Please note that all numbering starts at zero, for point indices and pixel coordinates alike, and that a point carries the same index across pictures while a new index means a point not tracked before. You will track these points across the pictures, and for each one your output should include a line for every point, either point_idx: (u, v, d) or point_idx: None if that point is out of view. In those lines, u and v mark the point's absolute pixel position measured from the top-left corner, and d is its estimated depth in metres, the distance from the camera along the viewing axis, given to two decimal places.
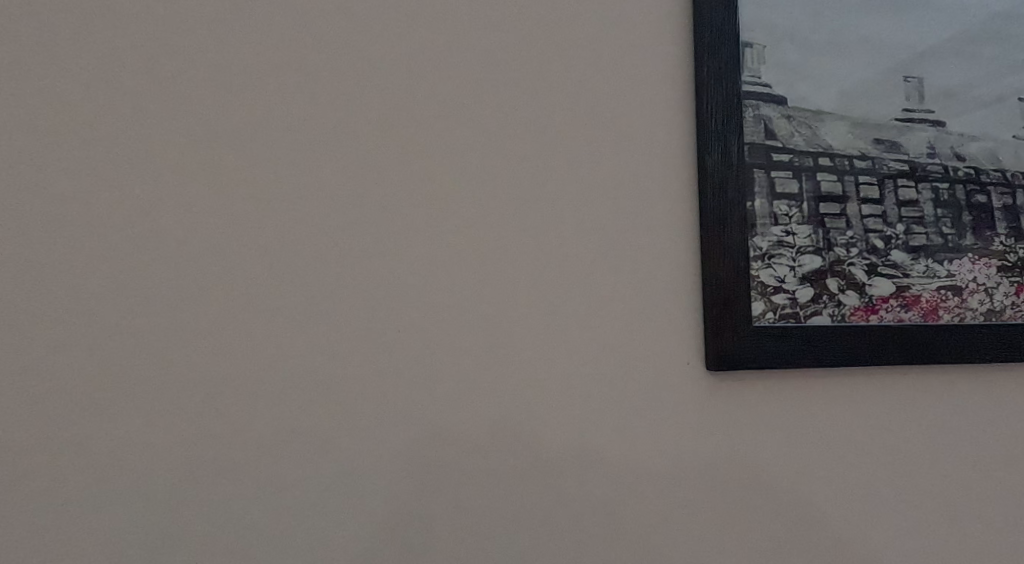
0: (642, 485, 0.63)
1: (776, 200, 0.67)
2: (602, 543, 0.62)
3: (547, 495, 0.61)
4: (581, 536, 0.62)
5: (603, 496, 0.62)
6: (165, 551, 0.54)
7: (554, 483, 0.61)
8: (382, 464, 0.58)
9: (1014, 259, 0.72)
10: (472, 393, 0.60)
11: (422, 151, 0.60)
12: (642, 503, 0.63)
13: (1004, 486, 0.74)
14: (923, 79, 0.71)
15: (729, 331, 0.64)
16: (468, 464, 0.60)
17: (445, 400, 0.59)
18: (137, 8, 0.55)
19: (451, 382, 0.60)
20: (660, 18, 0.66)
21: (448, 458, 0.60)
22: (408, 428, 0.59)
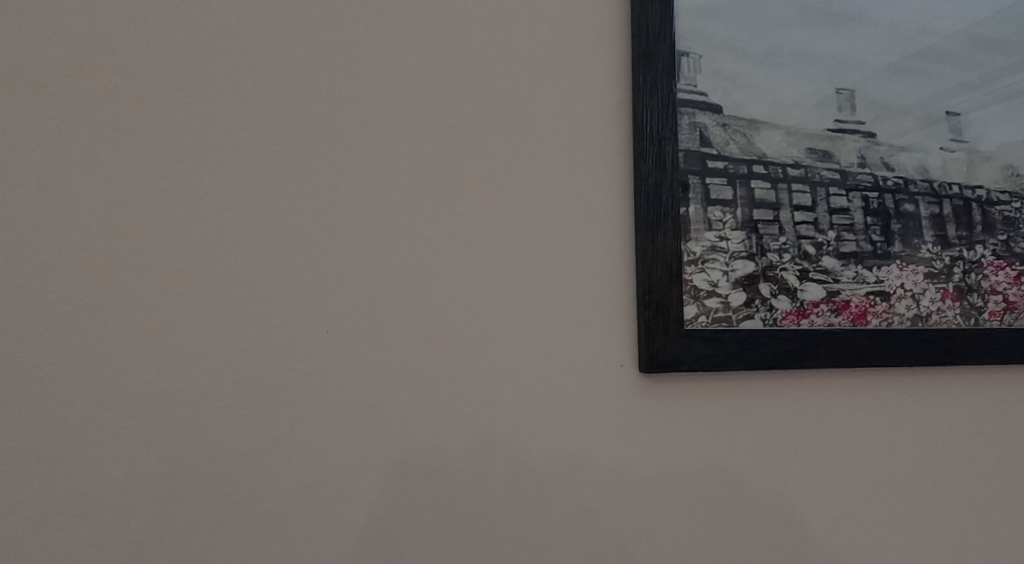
0: (577, 477, 0.66)
1: (710, 205, 0.68)
2: (531, 537, 0.65)
3: (483, 487, 0.64)
4: (516, 526, 0.64)
5: (539, 488, 0.65)
6: (95, 546, 0.56)
7: (491, 475, 0.64)
8: (320, 457, 0.60)
9: (940, 267, 0.75)
10: (411, 385, 0.63)
11: (368, 152, 0.63)
12: (577, 493, 0.66)
13: (950, 483, 0.75)
14: (854, 92, 0.76)
15: (661, 333, 0.65)
16: (406, 457, 0.62)
17: (385, 394, 0.62)
18: (94, 17, 0.58)
19: (391, 376, 0.62)
20: (600, 25, 0.70)
21: (385, 452, 0.62)
22: (347, 422, 0.61)
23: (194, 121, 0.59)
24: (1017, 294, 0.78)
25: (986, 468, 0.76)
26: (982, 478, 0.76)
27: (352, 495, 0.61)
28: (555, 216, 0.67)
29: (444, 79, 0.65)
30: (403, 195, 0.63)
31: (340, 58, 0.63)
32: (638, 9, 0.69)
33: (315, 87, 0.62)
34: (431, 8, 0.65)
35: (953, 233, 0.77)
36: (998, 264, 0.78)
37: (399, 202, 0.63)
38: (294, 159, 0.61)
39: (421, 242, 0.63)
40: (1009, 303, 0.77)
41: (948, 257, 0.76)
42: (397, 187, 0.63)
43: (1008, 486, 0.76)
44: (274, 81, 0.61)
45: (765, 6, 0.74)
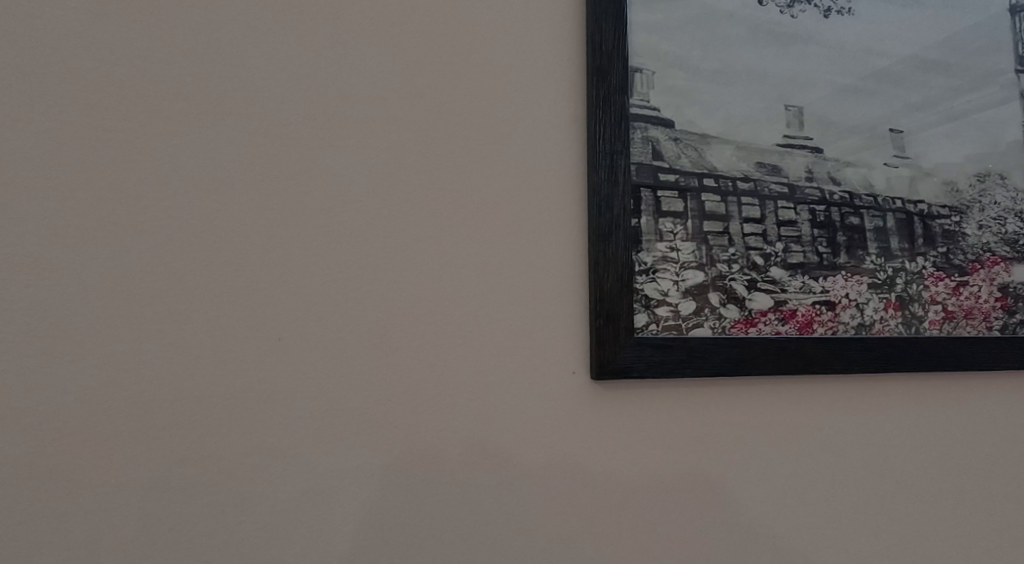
0: (529, 480, 0.67)
1: (662, 217, 0.71)
2: (484, 540, 0.66)
3: (436, 491, 0.65)
4: (467, 530, 0.65)
5: (492, 492, 0.66)
6: (44, 550, 0.56)
7: (443, 479, 0.65)
8: (275, 462, 0.61)
9: (884, 278, 0.78)
10: (368, 392, 0.64)
11: (325, 162, 0.64)
12: (529, 497, 0.67)
13: (893, 486, 0.77)
14: (802, 109, 0.79)
15: (611, 341, 0.67)
16: (360, 462, 0.63)
17: (340, 399, 0.63)
18: (51, 28, 0.58)
19: (347, 383, 0.63)
20: (556, 40, 0.72)
21: (340, 457, 0.63)
22: (302, 427, 0.62)
23: (152, 129, 0.60)
24: (957, 304, 0.80)
25: (927, 471, 0.78)
26: (923, 481, 0.78)
27: (305, 499, 0.62)
28: (510, 224, 0.68)
29: (401, 90, 0.67)
30: (359, 203, 0.65)
31: (298, 69, 0.64)
32: (593, 26, 0.71)
33: (273, 97, 0.63)
34: (390, 19, 0.67)
35: (896, 245, 0.80)
36: (939, 275, 0.81)
37: (354, 211, 0.64)
38: (251, 169, 0.62)
39: (375, 249, 0.65)
40: (950, 312, 0.80)
41: (891, 268, 0.79)
42: (353, 196, 0.65)
43: (948, 489, 0.79)
44: (232, 89, 0.62)
45: (717, 25, 0.77)
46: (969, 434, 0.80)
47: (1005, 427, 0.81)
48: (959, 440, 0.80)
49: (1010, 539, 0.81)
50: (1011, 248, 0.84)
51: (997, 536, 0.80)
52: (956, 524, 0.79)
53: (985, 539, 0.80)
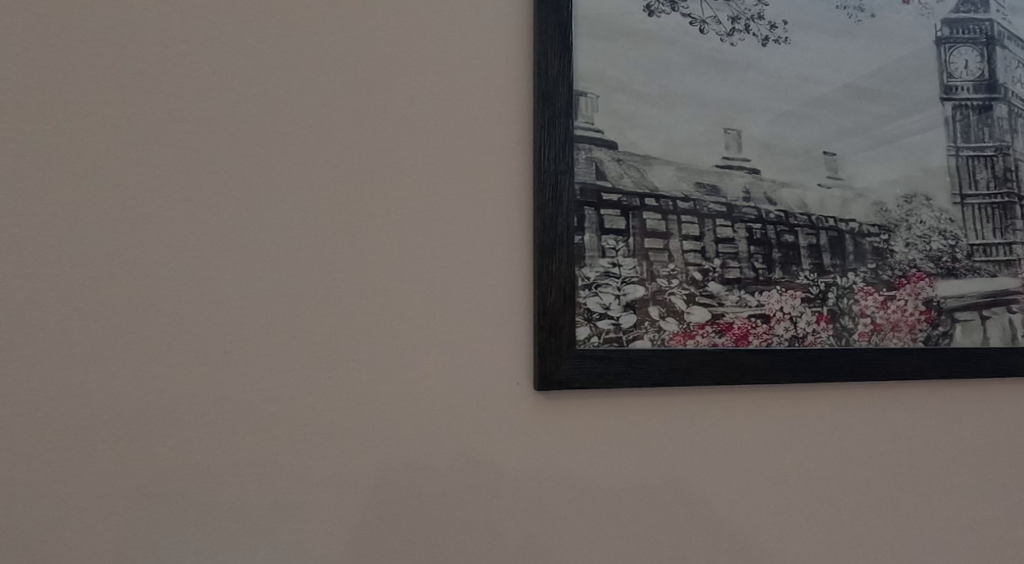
0: (472, 484, 0.70)
1: (604, 234, 0.74)
2: (426, 539, 0.69)
3: (379, 491, 0.68)
4: (412, 531, 0.69)
5: (436, 496, 0.69)
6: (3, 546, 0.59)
7: (389, 483, 0.68)
8: (227, 466, 0.65)
9: (816, 292, 0.82)
10: (318, 398, 0.67)
11: (279, 182, 0.68)
12: (472, 500, 0.70)
13: (825, 489, 0.81)
14: (740, 132, 0.84)
15: (554, 352, 0.70)
16: (308, 467, 0.67)
17: (290, 406, 0.66)
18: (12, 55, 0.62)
19: (298, 391, 0.67)
20: (503, 64, 0.76)
21: (289, 461, 0.66)
22: (254, 433, 0.66)
23: (114, 152, 0.64)
24: (885, 317, 0.85)
25: (858, 475, 0.82)
26: (853, 483, 0.82)
27: (254, 501, 0.65)
28: (457, 241, 0.72)
29: (353, 114, 0.71)
30: (309, 220, 0.68)
31: (254, 97, 0.68)
32: (539, 52, 0.75)
33: (231, 122, 0.67)
34: (343, 48, 0.71)
35: (828, 261, 0.84)
36: (868, 290, 0.85)
37: (306, 228, 0.68)
38: (207, 190, 0.66)
39: (323, 264, 0.68)
40: (877, 325, 0.84)
41: (823, 283, 0.83)
42: (304, 214, 0.68)
43: (876, 492, 0.83)
44: (191, 116, 0.66)
45: (659, 52, 0.81)
46: (897, 440, 0.84)
47: (930, 432, 0.86)
48: (887, 445, 0.84)
49: (934, 540, 0.85)
50: (936, 264, 0.89)
51: (923, 536, 0.85)
52: (885, 526, 0.83)
53: (912, 540, 0.84)
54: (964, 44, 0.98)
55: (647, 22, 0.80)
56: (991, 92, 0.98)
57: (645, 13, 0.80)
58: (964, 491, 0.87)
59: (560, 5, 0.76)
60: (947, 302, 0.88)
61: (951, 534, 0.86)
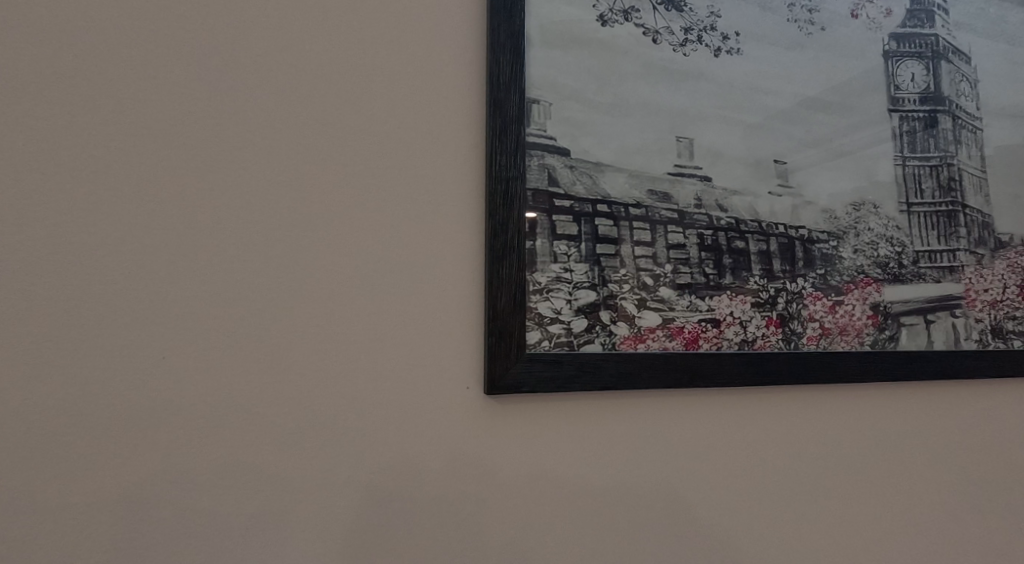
0: (421, 489, 0.70)
1: (556, 239, 0.75)
2: (376, 542, 0.69)
3: (328, 494, 0.68)
4: (362, 533, 0.69)
5: (384, 498, 0.69)
6: None
7: (336, 489, 0.68)
8: (171, 470, 0.64)
9: (766, 297, 0.84)
10: (265, 403, 0.67)
11: (226, 185, 0.68)
12: (421, 506, 0.70)
13: (775, 488, 0.82)
14: (692, 140, 0.85)
15: (504, 356, 0.71)
16: (255, 471, 0.66)
17: (237, 410, 0.66)
18: None
19: (246, 395, 0.67)
20: (455, 70, 0.76)
21: (235, 465, 0.66)
22: (198, 437, 0.65)
23: (58, 152, 0.63)
24: (833, 322, 0.87)
25: (807, 473, 0.84)
26: (803, 482, 0.84)
27: (198, 506, 0.65)
28: (408, 245, 0.72)
29: (303, 117, 0.70)
30: (258, 224, 0.68)
31: (201, 99, 0.68)
32: (492, 59, 0.75)
33: (179, 125, 0.67)
34: (294, 51, 0.71)
35: (778, 267, 0.86)
36: (817, 294, 0.87)
37: (253, 232, 0.68)
38: (153, 191, 0.65)
39: (272, 267, 0.68)
40: (826, 329, 0.86)
41: (773, 288, 0.85)
42: (252, 218, 0.68)
43: (825, 493, 0.84)
44: (137, 118, 0.66)
45: (612, 62, 0.82)
46: (845, 441, 0.86)
47: (877, 432, 0.88)
48: (835, 447, 0.85)
49: (882, 539, 0.87)
50: (883, 270, 0.92)
51: (870, 537, 0.86)
52: (832, 526, 0.85)
53: (860, 541, 0.86)
54: (910, 58, 1.01)
55: (600, 32, 0.82)
56: (936, 104, 1.01)
57: (599, 23, 0.82)
58: (910, 492, 0.89)
59: (513, 14, 0.77)
60: (893, 307, 0.91)
61: (897, 535, 0.88)
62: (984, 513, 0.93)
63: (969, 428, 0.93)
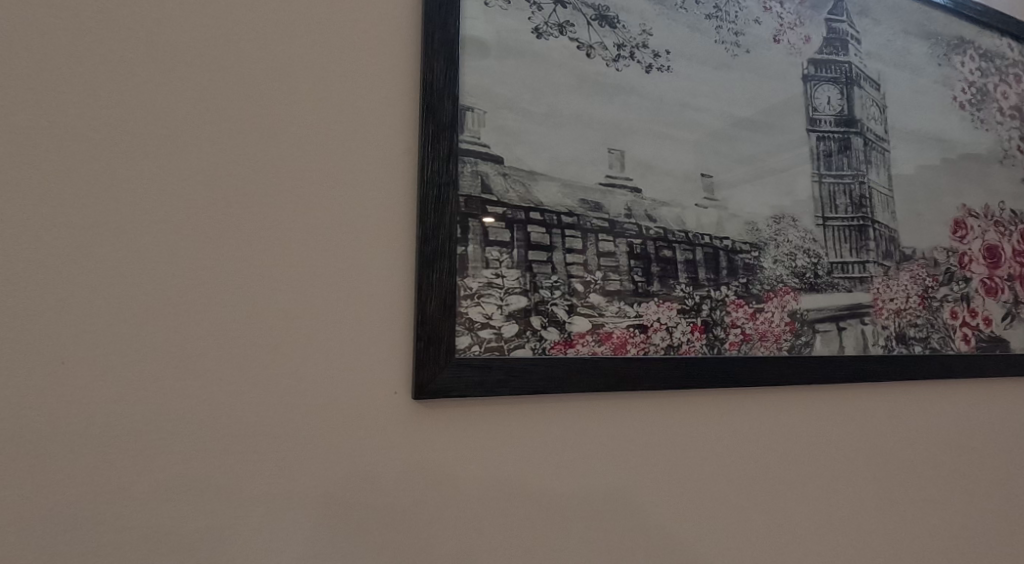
0: (343, 495, 0.70)
1: (488, 245, 0.76)
2: (298, 546, 0.68)
3: (249, 498, 0.67)
4: (283, 537, 0.67)
5: (306, 502, 0.68)
6: None
7: (252, 496, 0.67)
8: (71, 478, 0.62)
9: (691, 304, 0.87)
10: (178, 408, 0.65)
11: (141, 184, 0.66)
12: (341, 512, 0.69)
13: (697, 488, 0.85)
14: (623, 152, 0.87)
15: (433, 360, 0.71)
16: (164, 479, 0.64)
17: (147, 415, 0.64)
18: None
19: (158, 399, 0.65)
20: (389, 75, 0.77)
21: (142, 473, 0.64)
22: (112, 438, 0.63)
23: None
24: (753, 328, 0.91)
25: (727, 473, 0.87)
26: (723, 482, 0.86)
27: (101, 516, 0.62)
28: (335, 248, 0.72)
29: (225, 117, 0.69)
30: (175, 224, 0.67)
31: (115, 96, 0.66)
32: (426, 66, 0.76)
33: (90, 121, 0.65)
34: (217, 50, 0.70)
35: (703, 276, 0.89)
36: (739, 302, 0.91)
37: (170, 232, 0.67)
38: (59, 190, 0.64)
39: (194, 266, 0.67)
40: (747, 335, 0.90)
41: (698, 296, 0.88)
42: (169, 219, 0.67)
43: (742, 494, 0.87)
44: (43, 114, 0.64)
45: (546, 74, 0.84)
46: (762, 443, 0.90)
47: (793, 432, 0.92)
48: (751, 449, 0.89)
49: (796, 535, 0.90)
50: (800, 280, 0.96)
51: (784, 536, 0.90)
52: (748, 526, 0.87)
53: (775, 540, 0.89)
54: (827, 82, 1.07)
55: (535, 44, 0.84)
56: (850, 126, 1.07)
57: (533, 35, 0.84)
58: (820, 491, 0.93)
59: (447, 23, 0.78)
60: (809, 315, 0.95)
61: (809, 534, 0.91)
62: (891, 510, 0.98)
63: (876, 430, 0.98)
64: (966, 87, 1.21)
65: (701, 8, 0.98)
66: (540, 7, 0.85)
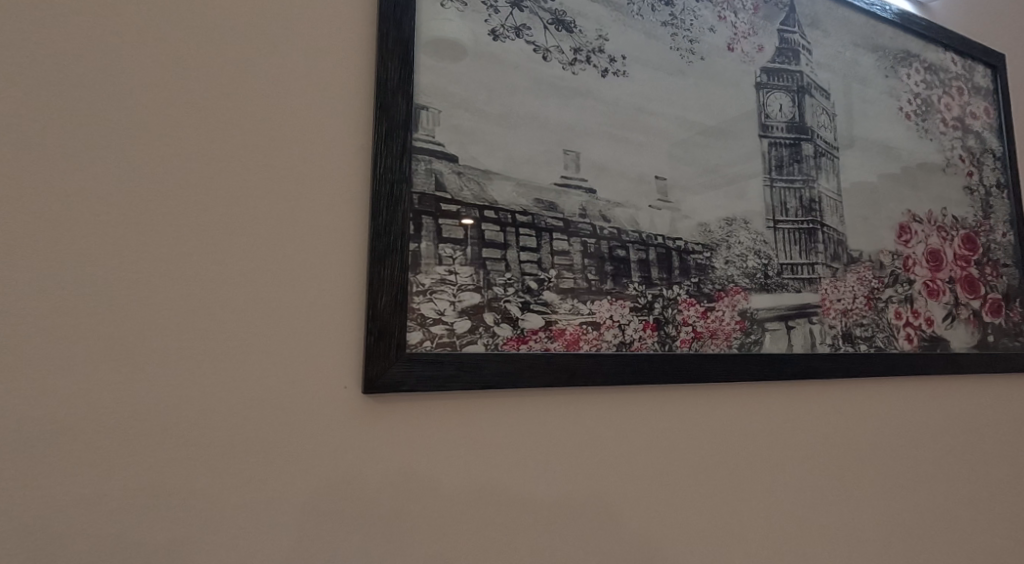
0: (291, 491, 0.69)
1: (441, 243, 0.77)
2: (244, 542, 0.67)
3: (193, 493, 0.66)
4: (228, 534, 0.67)
5: (252, 499, 0.68)
6: None
7: (197, 492, 0.66)
8: (6, 475, 0.61)
9: (644, 302, 0.89)
10: (121, 403, 0.64)
11: (83, 175, 0.65)
12: (289, 508, 0.69)
13: (648, 483, 0.86)
14: (578, 154, 0.89)
15: (383, 356, 0.72)
16: (105, 475, 0.63)
17: (88, 411, 0.63)
18: None
19: (100, 394, 0.64)
20: (343, 71, 0.77)
21: (82, 469, 0.63)
22: (52, 432, 0.62)
23: None
24: (704, 326, 0.93)
25: (677, 468, 0.88)
26: (674, 477, 0.88)
27: (36, 512, 0.61)
28: (286, 243, 0.72)
29: (172, 110, 0.69)
30: (119, 217, 0.66)
31: (57, 86, 0.65)
32: (380, 64, 0.77)
33: (31, 112, 0.64)
34: (164, 43, 0.69)
35: (656, 275, 0.91)
36: (691, 301, 0.93)
37: (112, 225, 0.66)
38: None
39: (139, 259, 0.66)
40: (698, 333, 0.92)
41: (650, 295, 0.89)
42: (112, 211, 0.66)
43: (691, 490, 0.89)
44: None
45: (502, 75, 0.85)
46: (711, 438, 0.92)
47: (742, 428, 0.94)
48: (701, 444, 0.91)
49: (744, 529, 0.92)
50: (750, 280, 0.99)
51: (731, 530, 0.91)
52: (697, 521, 0.89)
53: (723, 535, 0.91)
54: (779, 90, 1.10)
55: (491, 46, 0.85)
56: (801, 133, 1.11)
57: (490, 37, 0.85)
58: (767, 487, 0.95)
59: (402, 23, 0.79)
60: (758, 314, 0.98)
61: (757, 529, 0.93)
62: (835, 503, 1.01)
63: (822, 425, 1.01)
64: (912, 98, 1.26)
65: (657, 15, 1.00)
66: (496, 10, 0.86)
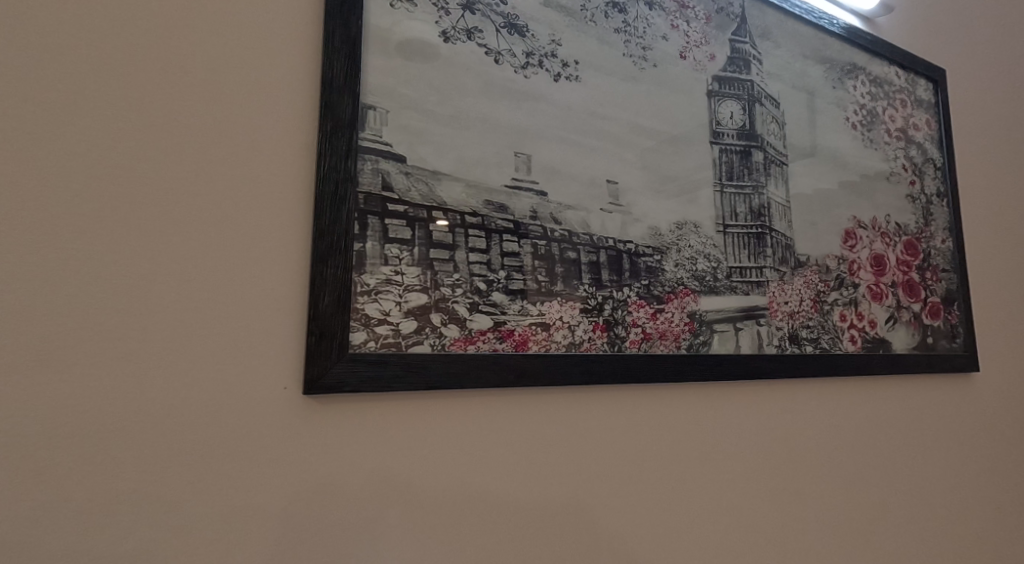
0: (228, 494, 0.67)
1: (387, 243, 0.76)
2: (177, 546, 0.65)
3: (123, 497, 0.64)
4: (160, 538, 0.64)
5: (187, 502, 0.66)
6: None
7: (127, 496, 0.64)
8: None
9: (594, 304, 0.89)
10: (48, 403, 0.62)
11: (10, 168, 0.63)
12: (226, 512, 0.67)
13: (595, 482, 0.86)
14: (530, 157, 0.89)
15: (326, 356, 0.71)
16: (28, 478, 0.61)
17: (9, 414, 0.61)
18: None
19: (23, 396, 0.61)
20: (287, 68, 0.76)
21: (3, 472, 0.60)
22: None
23: None
24: (653, 327, 0.94)
25: (625, 467, 0.89)
26: (622, 476, 0.88)
27: None
28: (225, 241, 0.70)
29: (106, 104, 0.67)
30: (48, 211, 0.64)
31: None
32: (326, 63, 0.76)
33: None
34: (97, 36, 0.67)
35: (606, 276, 0.91)
36: (640, 302, 0.94)
37: (40, 219, 0.63)
38: None
39: (69, 255, 0.64)
40: (647, 334, 0.93)
41: (600, 296, 0.90)
42: (40, 205, 0.63)
43: (639, 489, 0.90)
44: None
45: (452, 77, 0.85)
46: (659, 438, 0.92)
47: (689, 427, 0.95)
48: (648, 444, 0.91)
49: (690, 527, 0.93)
50: (699, 283, 1.00)
51: (678, 529, 0.92)
52: (645, 521, 0.89)
53: (670, 534, 0.91)
54: (729, 98, 1.12)
55: (441, 48, 0.84)
56: (750, 140, 1.13)
57: (440, 39, 0.85)
58: (714, 485, 0.96)
59: (350, 22, 0.78)
60: (707, 316, 0.99)
61: (703, 527, 0.94)
62: (780, 502, 1.02)
63: (768, 425, 1.03)
64: (857, 109, 1.30)
65: (610, 22, 1.01)
66: (447, 12, 0.86)
